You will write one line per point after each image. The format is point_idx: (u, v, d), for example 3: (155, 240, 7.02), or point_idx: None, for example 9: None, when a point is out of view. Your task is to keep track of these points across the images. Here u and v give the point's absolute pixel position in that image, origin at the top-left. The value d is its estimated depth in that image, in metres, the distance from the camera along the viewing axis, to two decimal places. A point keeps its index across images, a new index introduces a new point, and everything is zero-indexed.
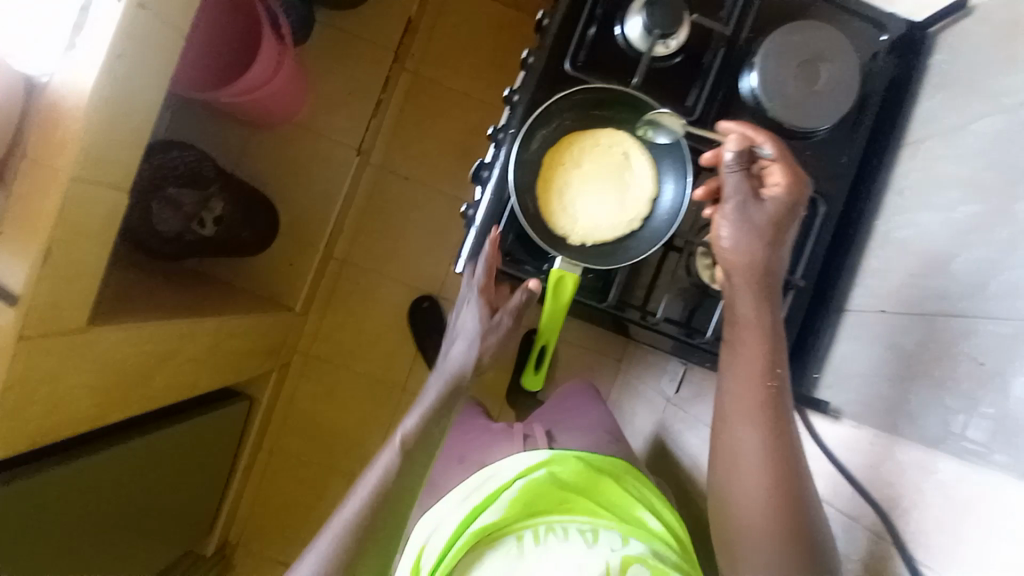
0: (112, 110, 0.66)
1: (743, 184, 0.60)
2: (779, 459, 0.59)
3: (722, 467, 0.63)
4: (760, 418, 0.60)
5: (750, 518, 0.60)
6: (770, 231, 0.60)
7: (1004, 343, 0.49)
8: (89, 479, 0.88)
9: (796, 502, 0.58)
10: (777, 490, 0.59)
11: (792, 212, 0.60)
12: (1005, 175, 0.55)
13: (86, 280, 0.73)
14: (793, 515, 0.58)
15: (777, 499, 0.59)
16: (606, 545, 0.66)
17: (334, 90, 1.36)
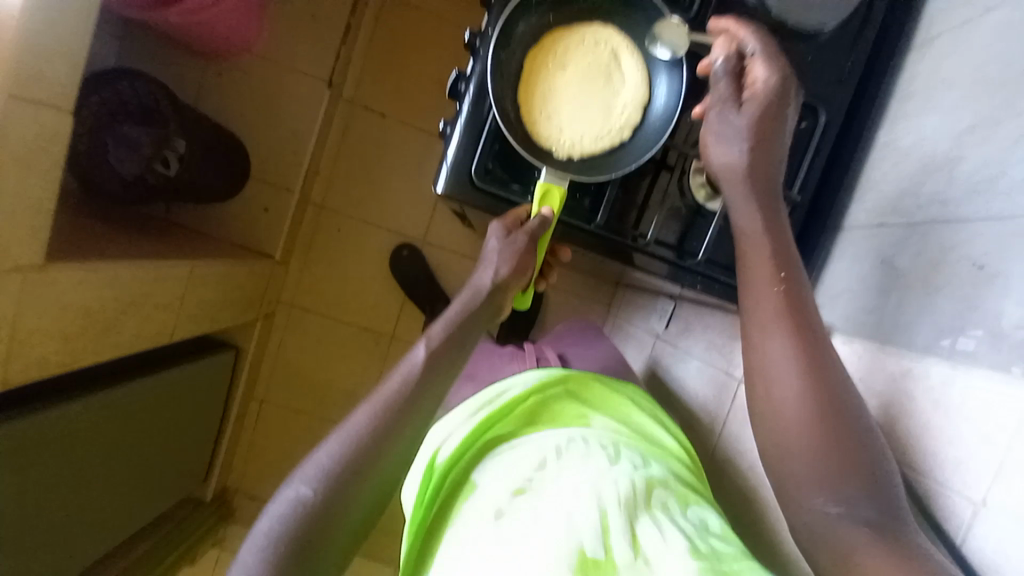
0: (38, 19, 0.59)
1: (721, 88, 0.55)
2: (822, 362, 0.49)
3: (753, 382, 0.52)
4: (790, 316, 0.51)
5: (792, 434, 0.49)
6: (753, 132, 0.53)
7: (1008, 240, 0.48)
8: (78, 425, 0.87)
9: (847, 411, 0.48)
10: (822, 394, 0.49)
11: (774, 112, 0.53)
12: (1016, 65, 0.51)
13: (37, 218, 0.68)
14: (845, 425, 0.48)
15: (823, 410, 0.48)
16: (628, 463, 0.63)
17: (299, 17, 1.24)
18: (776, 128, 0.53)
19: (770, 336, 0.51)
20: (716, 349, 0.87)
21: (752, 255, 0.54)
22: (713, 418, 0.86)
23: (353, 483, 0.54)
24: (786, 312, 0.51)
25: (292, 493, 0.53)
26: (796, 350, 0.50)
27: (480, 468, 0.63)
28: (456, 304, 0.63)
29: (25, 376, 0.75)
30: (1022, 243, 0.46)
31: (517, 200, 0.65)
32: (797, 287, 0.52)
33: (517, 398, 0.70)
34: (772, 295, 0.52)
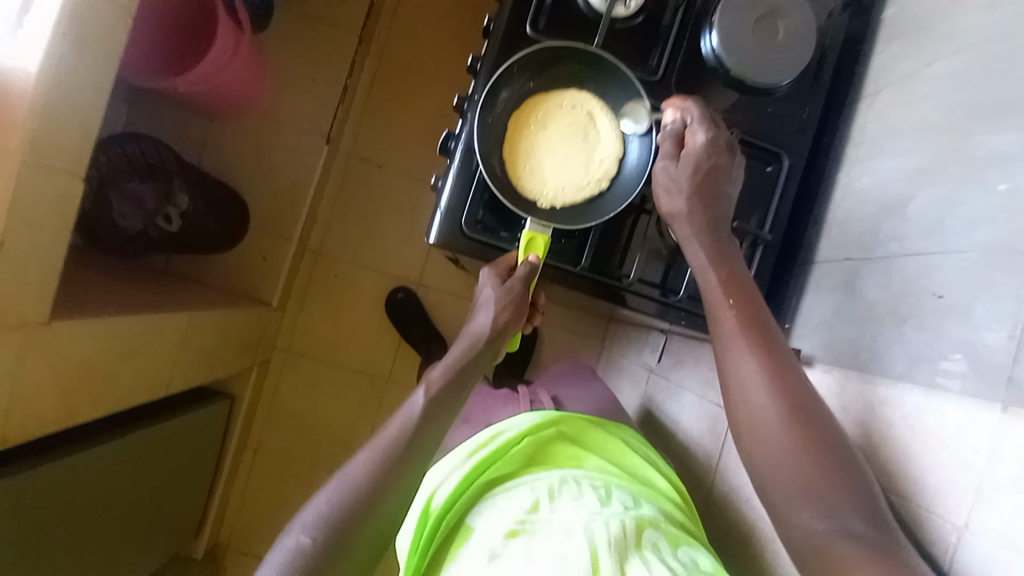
0: (56, 92, 0.64)
1: (668, 148, 0.61)
2: (789, 375, 0.51)
3: (729, 402, 0.53)
4: (750, 330, 0.54)
5: (769, 458, 0.50)
6: (692, 188, 0.59)
7: (966, 275, 0.51)
8: (70, 480, 0.86)
9: (818, 423, 0.50)
10: (790, 415, 0.50)
11: (706, 177, 0.59)
12: (957, 116, 0.57)
13: (47, 273, 0.71)
14: (819, 436, 0.49)
15: (795, 422, 0.49)
16: (618, 504, 0.64)
17: (299, 78, 1.33)
18: (712, 184, 0.59)
19: (740, 360, 0.53)
20: (706, 382, 0.88)
21: (709, 272, 0.58)
22: (708, 453, 0.86)
23: (351, 530, 0.54)
24: (749, 331, 0.54)
25: (291, 541, 0.53)
26: (764, 367, 0.52)
27: (476, 512, 0.64)
28: (455, 351, 0.66)
29: (23, 431, 0.76)
30: (973, 279, 0.51)
31: (506, 247, 0.69)
32: (755, 311, 0.55)
33: (511, 440, 0.71)
34: (733, 322, 0.54)
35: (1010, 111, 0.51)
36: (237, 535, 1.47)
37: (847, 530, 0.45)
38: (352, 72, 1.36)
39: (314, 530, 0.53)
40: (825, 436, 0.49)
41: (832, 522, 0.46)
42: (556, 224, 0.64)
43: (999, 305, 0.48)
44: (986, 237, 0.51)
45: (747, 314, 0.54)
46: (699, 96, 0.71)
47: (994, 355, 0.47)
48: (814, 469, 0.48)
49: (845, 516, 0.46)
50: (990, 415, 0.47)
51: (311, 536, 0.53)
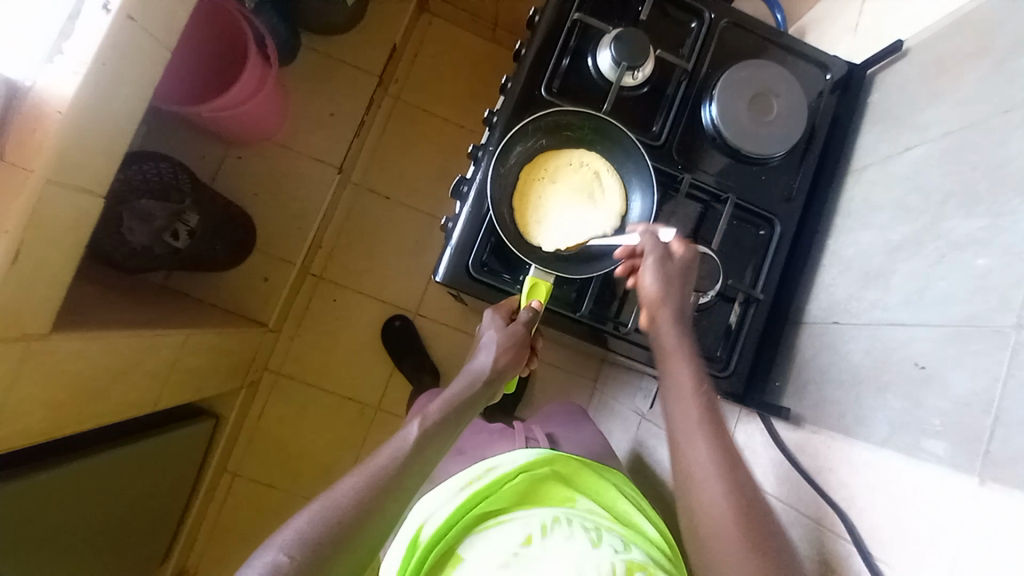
0: (89, 116, 0.66)
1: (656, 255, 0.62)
2: (738, 470, 0.55)
3: (684, 487, 0.56)
4: (705, 421, 0.58)
5: (716, 545, 0.52)
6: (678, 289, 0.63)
7: (942, 348, 0.54)
8: (38, 496, 0.84)
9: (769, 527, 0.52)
10: (737, 501, 0.53)
11: (689, 278, 0.64)
12: (934, 196, 0.61)
13: (55, 284, 0.71)
14: (755, 513, 0.52)
15: (741, 522, 0.52)
16: (609, 547, 0.63)
17: (318, 111, 1.39)
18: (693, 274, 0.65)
19: (694, 447, 0.56)
20: None
21: (670, 367, 0.61)
22: None
23: (331, 551, 0.51)
24: (705, 418, 0.58)
25: (266, 559, 0.50)
26: (714, 452, 0.56)
27: (466, 543, 0.64)
28: (454, 389, 0.67)
29: (8, 442, 0.76)
30: (948, 354, 0.53)
31: (508, 288, 0.71)
32: (712, 402, 0.60)
33: (504, 476, 0.70)
34: (695, 407, 0.58)
35: (983, 198, 0.55)
36: (205, 562, 1.40)
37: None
38: (370, 108, 1.43)
39: (292, 549, 0.50)
40: (760, 513, 0.53)
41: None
42: (558, 270, 0.67)
43: (971, 377, 0.50)
44: (960, 311, 0.54)
45: (699, 392, 0.59)
46: (698, 160, 0.76)
47: (969, 426, 0.49)
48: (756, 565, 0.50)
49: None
50: (966, 484, 0.48)
51: (289, 555, 0.50)
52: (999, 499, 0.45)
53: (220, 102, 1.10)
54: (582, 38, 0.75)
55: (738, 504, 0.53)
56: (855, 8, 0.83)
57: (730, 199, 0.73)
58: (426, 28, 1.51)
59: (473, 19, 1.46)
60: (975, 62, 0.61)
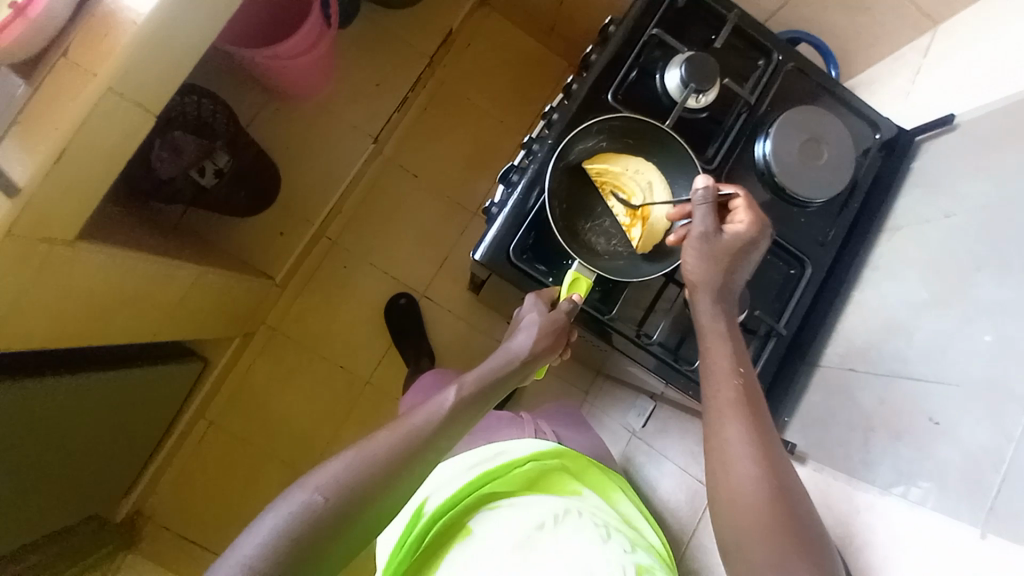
0: (160, 35, 0.66)
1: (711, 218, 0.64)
2: (773, 459, 0.57)
3: (717, 468, 0.58)
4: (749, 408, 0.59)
5: (745, 525, 0.54)
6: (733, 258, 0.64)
7: (958, 404, 0.56)
8: (22, 405, 0.82)
9: (795, 520, 0.54)
10: (769, 488, 0.55)
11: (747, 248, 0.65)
12: (965, 264, 0.63)
13: (91, 193, 0.71)
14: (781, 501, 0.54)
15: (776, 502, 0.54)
16: (619, 546, 0.63)
17: (365, 78, 1.40)
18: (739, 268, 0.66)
19: (728, 428, 0.59)
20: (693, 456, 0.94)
21: (713, 351, 0.64)
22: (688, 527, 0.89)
23: (362, 498, 0.52)
24: (740, 403, 0.60)
25: (300, 497, 0.51)
26: (748, 436, 0.58)
27: (477, 517, 0.65)
28: (490, 364, 0.66)
29: (10, 344, 0.75)
30: (959, 413, 0.55)
31: (543, 280, 0.72)
32: (750, 387, 0.62)
33: (516, 461, 0.71)
34: (733, 389, 0.61)
35: (1013, 271, 0.57)
36: (162, 508, 1.37)
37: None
38: (416, 86, 1.44)
39: (327, 491, 0.51)
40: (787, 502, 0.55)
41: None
42: (599, 270, 0.69)
43: (982, 434, 0.52)
44: (979, 373, 0.55)
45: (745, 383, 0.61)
46: (744, 191, 0.78)
47: (975, 481, 0.51)
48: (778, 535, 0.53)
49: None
50: (967, 536, 0.49)
51: (325, 496, 0.51)
52: (998, 553, 0.46)
53: (274, 51, 1.10)
54: (652, 55, 0.77)
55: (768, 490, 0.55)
56: (909, 79, 0.87)
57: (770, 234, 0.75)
58: (484, 19, 1.53)
59: (531, 20, 1.48)
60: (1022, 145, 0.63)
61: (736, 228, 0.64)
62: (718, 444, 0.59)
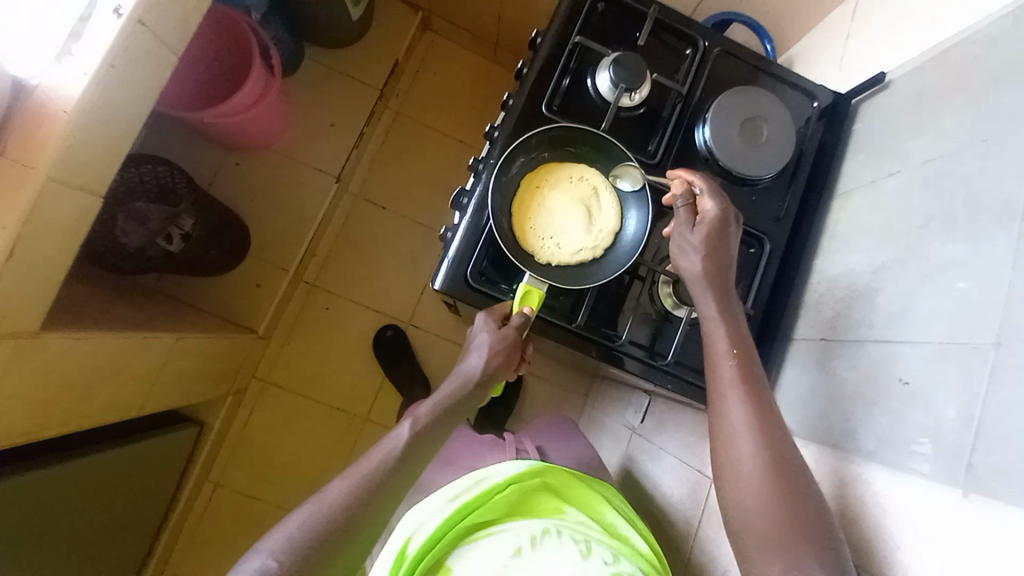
0: (94, 119, 0.66)
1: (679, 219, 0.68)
2: (776, 439, 0.56)
3: (717, 447, 0.59)
4: (749, 397, 0.59)
5: (747, 500, 0.54)
6: (705, 247, 0.65)
7: (928, 364, 0.56)
8: (6, 501, 0.82)
9: (800, 493, 0.54)
10: (772, 465, 0.55)
11: (724, 230, 0.66)
12: (915, 221, 0.64)
13: (49, 283, 0.71)
14: (790, 478, 0.54)
15: (776, 479, 0.54)
16: (599, 559, 0.67)
17: (319, 120, 1.41)
18: (727, 244, 0.66)
19: (730, 409, 0.59)
20: (685, 448, 0.91)
21: (713, 334, 0.64)
22: (688, 518, 0.86)
23: (321, 552, 0.54)
24: (745, 385, 0.60)
25: (257, 563, 0.52)
26: (751, 412, 0.58)
27: (455, 554, 0.67)
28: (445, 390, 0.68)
29: None
30: (928, 371, 0.55)
31: (505, 297, 0.73)
32: (753, 369, 0.62)
33: (495, 487, 0.72)
34: (732, 370, 0.61)
35: (962, 224, 0.58)
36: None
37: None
38: (371, 120, 1.45)
39: (280, 553, 0.52)
40: (794, 478, 0.55)
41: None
42: (550, 281, 0.70)
43: (954, 394, 0.52)
44: (943, 330, 0.55)
45: (745, 375, 0.61)
46: None
47: (952, 440, 0.51)
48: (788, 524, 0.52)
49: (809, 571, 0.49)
50: (951, 496, 0.49)
51: (279, 559, 0.52)
52: (981, 511, 0.47)
53: (222, 109, 1.10)
54: (582, 60, 0.78)
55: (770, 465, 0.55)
56: (840, 44, 0.88)
57: None
58: (428, 46, 1.54)
59: (475, 40, 1.51)
60: (956, 96, 0.64)
61: (705, 207, 0.67)
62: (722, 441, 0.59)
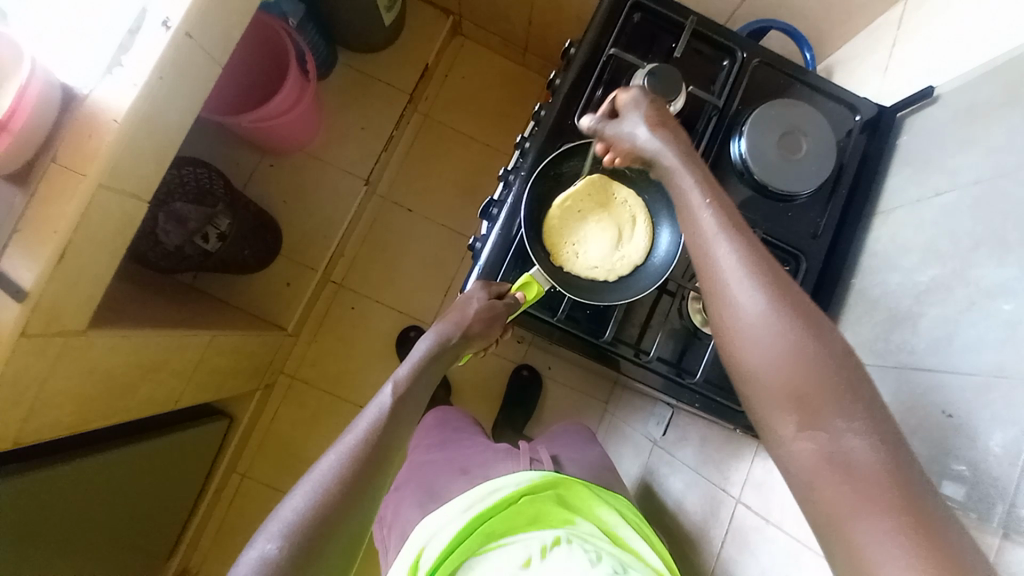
0: (143, 128, 0.68)
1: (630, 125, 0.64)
2: (788, 325, 0.50)
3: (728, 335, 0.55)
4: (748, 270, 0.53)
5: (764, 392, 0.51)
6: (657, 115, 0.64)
7: (970, 395, 0.54)
8: (54, 488, 0.86)
9: (819, 369, 0.48)
10: (785, 346, 0.50)
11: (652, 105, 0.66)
12: (963, 243, 0.61)
13: (97, 284, 0.74)
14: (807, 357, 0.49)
15: (792, 362, 0.49)
16: (608, 567, 0.67)
17: (350, 124, 1.44)
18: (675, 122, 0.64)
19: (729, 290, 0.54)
20: (707, 462, 0.90)
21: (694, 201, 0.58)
22: (709, 535, 0.85)
23: (322, 533, 0.50)
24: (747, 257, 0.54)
25: (255, 553, 0.48)
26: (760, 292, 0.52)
27: (467, 565, 0.68)
28: (419, 352, 0.69)
29: (36, 434, 0.78)
30: (969, 403, 0.54)
31: (533, 309, 0.73)
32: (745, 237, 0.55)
33: (509, 498, 0.73)
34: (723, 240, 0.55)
35: (1013, 248, 0.55)
36: (208, 562, 1.41)
37: (838, 447, 0.46)
38: (400, 123, 1.47)
39: (280, 539, 0.49)
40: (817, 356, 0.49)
41: (819, 438, 0.47)
42: (568, 290, 0.69)
43: (999, 427, 0.50)
44: (988, 361, 0.53)
45: (727, 223, 0.56)
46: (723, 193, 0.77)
47: (994, 479, 0.49)
48: (808, 380, 0.48)
49: (835, 430, 0.46)
50: (993, 536, 0.49)
51: (278, 546, 0.48)
52: None
53: (259, 114, 1.14)
54: (616, 71, 0.77)
55: (783, 349, 0.50)
56: (886, 52, 0.85)
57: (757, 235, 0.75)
58: (457, 49, 1.56)
59: (504, 45, 1.51)
60: (1012, 112, 0.60)
61: (624, 100, 0.65)
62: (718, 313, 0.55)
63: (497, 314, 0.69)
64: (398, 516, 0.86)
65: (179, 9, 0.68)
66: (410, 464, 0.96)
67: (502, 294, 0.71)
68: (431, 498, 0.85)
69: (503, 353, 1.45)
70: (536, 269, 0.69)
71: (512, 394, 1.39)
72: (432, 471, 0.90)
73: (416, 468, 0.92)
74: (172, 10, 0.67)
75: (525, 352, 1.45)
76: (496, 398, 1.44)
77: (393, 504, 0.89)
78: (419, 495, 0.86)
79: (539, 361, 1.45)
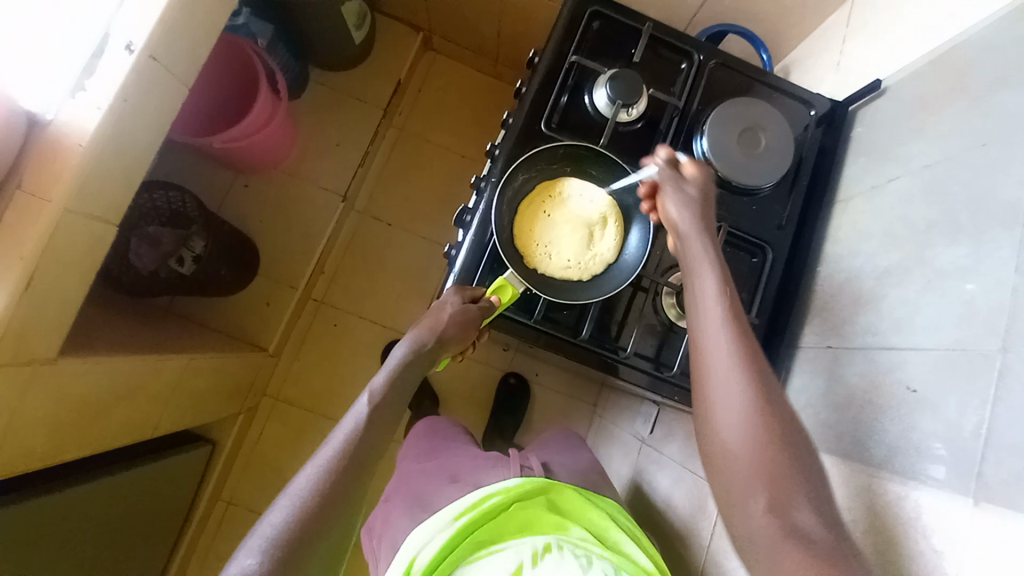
0: (109, 150, 0.68)
1: (678, 187, 0.66)
2: (768, 386, 0.53)
3: (705, 389, 0.56)
4: (734, 333, 0.56)
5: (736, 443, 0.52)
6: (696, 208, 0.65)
7: (934, 371, 0.56)
8: (26, 525, 0.83)
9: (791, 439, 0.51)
10: (762, 412, 0.52)
11: (706, 190, 0.67)
12: (916, 227, 0.64)
13: (67, 310, 0.73)
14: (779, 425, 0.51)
15: (767, 428, 0.51)
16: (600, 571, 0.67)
17: (324, 140, 1.44)
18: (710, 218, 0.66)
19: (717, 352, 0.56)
20: (692, 455, 0.90)
21: (698, 277, 0.61)
22: (698, 529, 0.86)
23: (303, 547, 0.49)
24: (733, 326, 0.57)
25: (235, 568, 0.47)
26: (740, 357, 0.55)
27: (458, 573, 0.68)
28: (395, 360, 0.69)
29: (6, 467, 0.75)
30: (933, 378, 0.56)
31: (510, 311, 0.74)
32: (736, 310, 0.58)
33: (498, 504, 0.73)
34: (719, 310, 0.58)
35: (963, 227, 0.58)
36: None
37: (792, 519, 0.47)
38: (375, 138, 1.48)
39: (262, 553, 0.48)
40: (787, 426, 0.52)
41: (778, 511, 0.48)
42: (541, 290, 0.71)
43: (962, 400, 0.52)
44: (947, 336, 0.56)
45: (726, 296, 0.59)
46: None
47: (959, 450, 0.51)
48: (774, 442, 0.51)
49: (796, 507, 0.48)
50: (961, 506, 0.49)
51: (261, 560, 0.47)
52: (989, 519, 0.47)
53: (231, 133, 1.14)
54: (579, 77, 0.80)
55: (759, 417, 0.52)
56: (836, 51, 0.89)
57: (724, 229, 0.77)
58: (430, 64, 1.58)
59: (476, 58, 1.54)
60: (954, 101, 0.64)
61: (690, 172, 0.67)
62: (700, 355, 0.58)
63: (472, 317, 0.69)
64: (388, 527, 0.84)
65: (143, 31, 0.68)
66: (398, 474, 0.95)
67: (478, 298, 0.71)
68: (422, 506, 0.84)
69: (489, 362, 1.45)
70: (510, 272, 0.70)
71: (500, 402, 1.39)
72: (419, 483, 0.89)
73: (402, 482, 0.90)
74: (135, 33, 0.67)
75: (510, 360, 1.45)
76: (484, 407, 1.44)
77: (383, 514, 0.88)
78: (408, 505, 0.85)
79: (525, 367, 1.45)
